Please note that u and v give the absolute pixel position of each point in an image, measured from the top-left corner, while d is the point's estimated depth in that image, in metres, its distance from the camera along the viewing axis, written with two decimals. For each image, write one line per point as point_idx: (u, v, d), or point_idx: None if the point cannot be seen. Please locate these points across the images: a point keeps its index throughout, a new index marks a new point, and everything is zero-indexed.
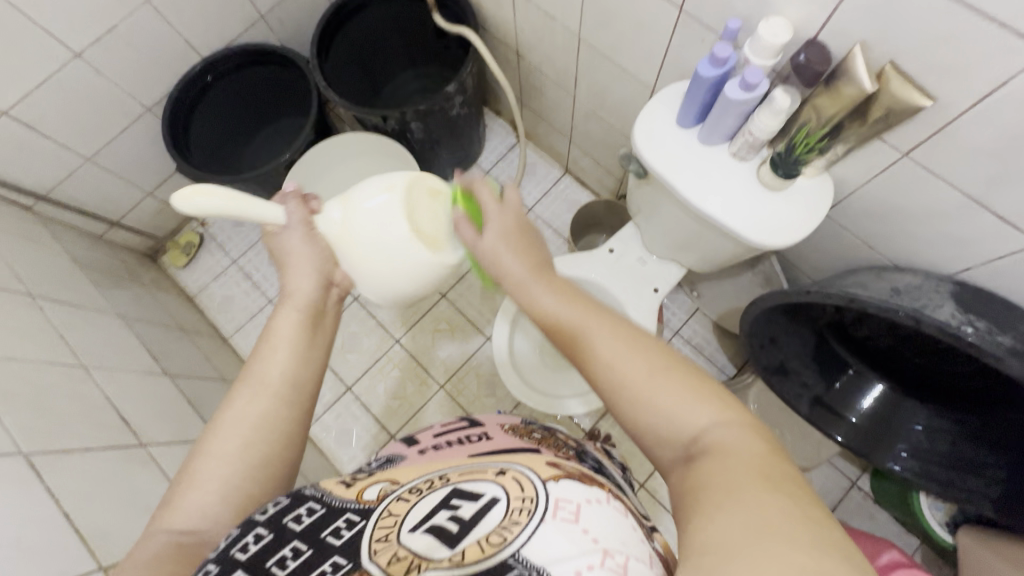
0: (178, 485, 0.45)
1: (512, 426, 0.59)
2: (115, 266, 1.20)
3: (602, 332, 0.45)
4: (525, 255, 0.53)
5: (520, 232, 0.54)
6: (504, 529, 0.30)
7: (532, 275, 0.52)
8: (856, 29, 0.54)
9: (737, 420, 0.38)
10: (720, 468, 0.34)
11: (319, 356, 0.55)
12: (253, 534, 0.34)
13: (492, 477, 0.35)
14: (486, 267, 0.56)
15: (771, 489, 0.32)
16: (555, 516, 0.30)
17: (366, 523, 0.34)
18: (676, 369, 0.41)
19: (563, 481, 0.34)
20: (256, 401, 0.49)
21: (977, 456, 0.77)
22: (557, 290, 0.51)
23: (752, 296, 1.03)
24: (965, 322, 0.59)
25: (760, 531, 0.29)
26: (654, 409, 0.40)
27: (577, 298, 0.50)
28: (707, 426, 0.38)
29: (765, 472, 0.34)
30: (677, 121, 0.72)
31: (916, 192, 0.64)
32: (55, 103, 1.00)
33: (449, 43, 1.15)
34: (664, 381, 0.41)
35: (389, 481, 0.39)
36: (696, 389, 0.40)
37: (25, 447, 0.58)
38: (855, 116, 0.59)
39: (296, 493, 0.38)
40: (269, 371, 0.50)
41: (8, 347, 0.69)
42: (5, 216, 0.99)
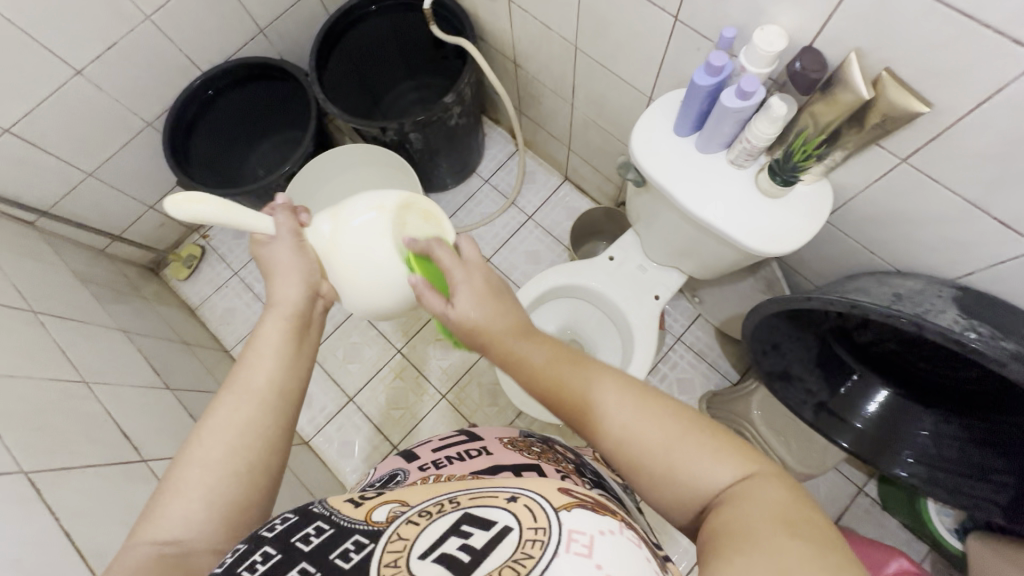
0: (160, 492, 0.44)
1: (511, 440, 0.58)
2: (117, 280, 1.21)
3: (610, 393, 0.45)
4: (501, 316, 0.52)
5: (496, 291, 0.54)
6: (516, 562, 0.30)
7: (515, 336, 0.52)
8: (851, 37, 0.54)
9: (758, 469, 0.39)
10: (743, 515, 0.35)
11: (304, 363, 0.54)
12: (261, 552, 0.34)
13: (503, 505, 0.34)
14: (461, 336, 0.54)
15: (792, 534, 0.32)
16: (568, 549, 0.30)
17: (375, 545, 0.33)
18: (689, 427, 0.42)
19: (575, 509, 0.33)
20: (240, 408, 0.48)
21: (985, 462, 0.77)
22: (557, 353, 0.50)
23: (753, 302, 1.02)
24: (968, 327, 0.59)
25: (783, 573, 0.30)
26: (675, 466, 0.40)
27: (573, 358, 0.49)
28: (729, 483, 0.38)
29: (787, 517, 0.34)
30: (674, 129, 0.72)
31: (916, 198, 0.64)
32: (57, 120, 1.01)
33: (447, 53, 1.16)
34: (683, 446, 0.41)
35: (399, 502, 0.38)
36: (712, 440, 0.41)
37: (26, 465, 0.58)
38: (852, 123, 0.59)
39: (305, 511, 0.38)
40: (255, 378, 0.50)
41: (9, 364, 0.69)
42: (7, 233, 1.00)
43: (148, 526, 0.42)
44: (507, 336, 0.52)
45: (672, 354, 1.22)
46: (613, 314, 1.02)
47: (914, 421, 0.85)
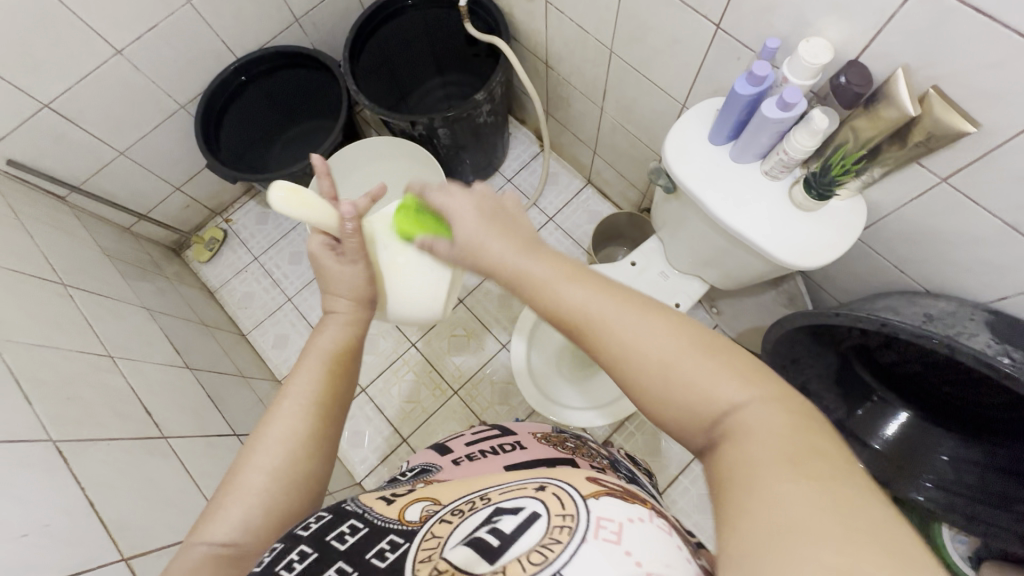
0: (222, 496, 0.45)
1: (544, 435, 0.58)
2: (141, 258, 1.22)
3: (619, 312, 0.40)
4: (506, 235, 0.48)
5: (494, 212, 0.50)
6: (545, 547, 0.29)
7: (522, 254, 0.46)
8: (899, 52, 0.54)
9: (763, 393, 0.35)
10: (750, 454, 0.32)
11: (355, 370, 0.56)
12: (297, 551, 0.34)
13: (531, 493, 0.34)
14: (468, 260, 0.50)
15: (802, 473, 0.30)
16: (597, 536, 0.29)
17: (410, 545, 0.33)
18: (694, 347, 0.38)
19: (604, 498, 0.33)
20: (303, 415, 0.49)
21: (1006, 490, 0.75)
22: (577, 278, 0.43)
23: (774, 316, 1.02)
24: (1001, 352, 0.58)
25: (792, 528, 0.27)
26: (678, 385, 0.37)
27: (579, 274, 0.44)
28: (733, 405, 0.35)
29: (796, 453, 0.31)
30: (709, 137, 0.72)
31: (954, 218, 0.63)
32: (94, 97, 1.02)
33: (479, 51, 1.16)
34: (690, 360, 0.37)
35: (432, 499, 0.39)
36: (717, 361, 0.37)
37: (55, 434, 0.59)
38: (894, 139, 0.58)
39: (337, 509, 0.39)
40: (312, 383, 0.51)
41: (40, 335, 0.71)
42: (38, 206, 1.01)
43: (206, 527, 0.43)
44: (506, 255, 0.47)
45: None
46: None
47: (934, 445, 0.84)
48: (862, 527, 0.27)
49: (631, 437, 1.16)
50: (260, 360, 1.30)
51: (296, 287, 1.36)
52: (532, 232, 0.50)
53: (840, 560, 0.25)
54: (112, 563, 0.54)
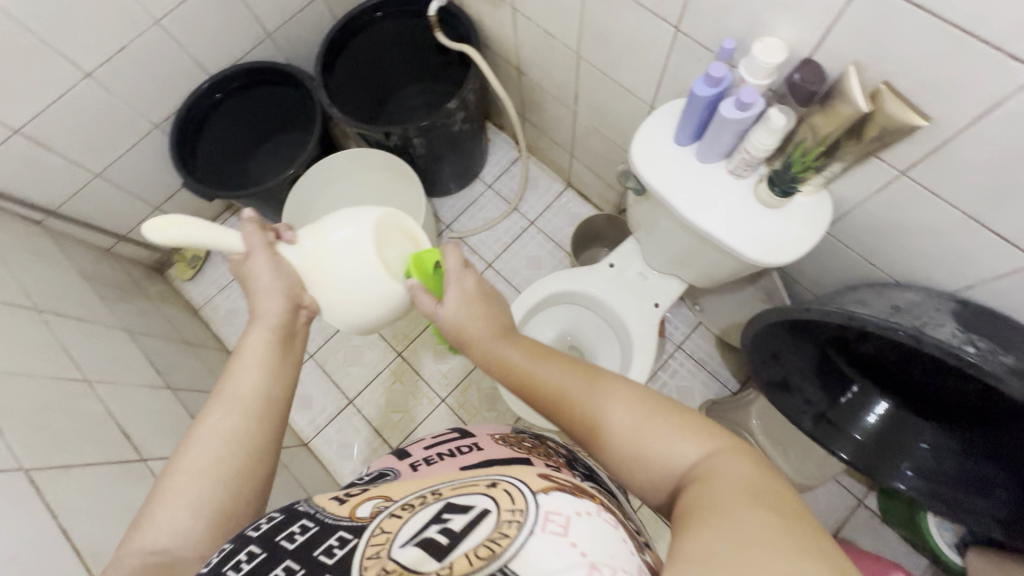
0: (152, 498, 0.46)
1: (503, 436, 0.58)
2: (122, 280, 1.22)
3: (588, 388, 0.47)
4: (488, 321, 0.55)
5: (481, 296, 0.56)
6: (493, 541, 0.30)
7: (498, 340, 0.54)
8: (850, 48, 0.54)
9: (722, 445, 0.40)
10: (712, 490, 0.35)
11: (289, 372, 0.56)
12: (246, 551, 0.34)
13: (483, 489, 0.35)
14: (447, 333, 0.57)
15: (761, 506, 0.33)
16: (544, 529, 0.30)
17: (359, 541, 0.33)
18: (661, 410, 0.43)
19: (554, 493, 0.34)
20: (228, 416, 0.50)
21: (984, 476, 0.76)
22: (545, 358, 0.52)
23: (753, 311, 1.02)
24: (966, 341, 0.59)
25: (747, 546, 0.30)
26: (646, 445, 0.42)
27: (553, 357, 0.52)
28: (694, 461, 0.39)
29: (751, 489, 0.34)
30: (674, 138, 0.72)
31: (916, 210, 0.63)
32: (66, 121, 1.02)
33: (452, 59, 1.17)
34: (652, 426, 0.42)
35: (383, 497, 0.39)
36: (680, 423, 0.42)
37: (26, 463, 0.59)
38: (850, 135, 0.58)
39: (290, 510, 0.39)
40: (238, 386, 0.52)
41: (13, 364, 0.70)
42: (13, 231, 1.01)
43: (138, 535, 0.44)
44: (485, 338, 0.55)
45: (672, 362, 1.22)
46: (613, 321, 1.02)
47: (914, 433, 0.85)
48: (805, 549, 0.30)
49: None
50: None
51: None
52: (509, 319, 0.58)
53: (785, 570, 0.28)
54: None
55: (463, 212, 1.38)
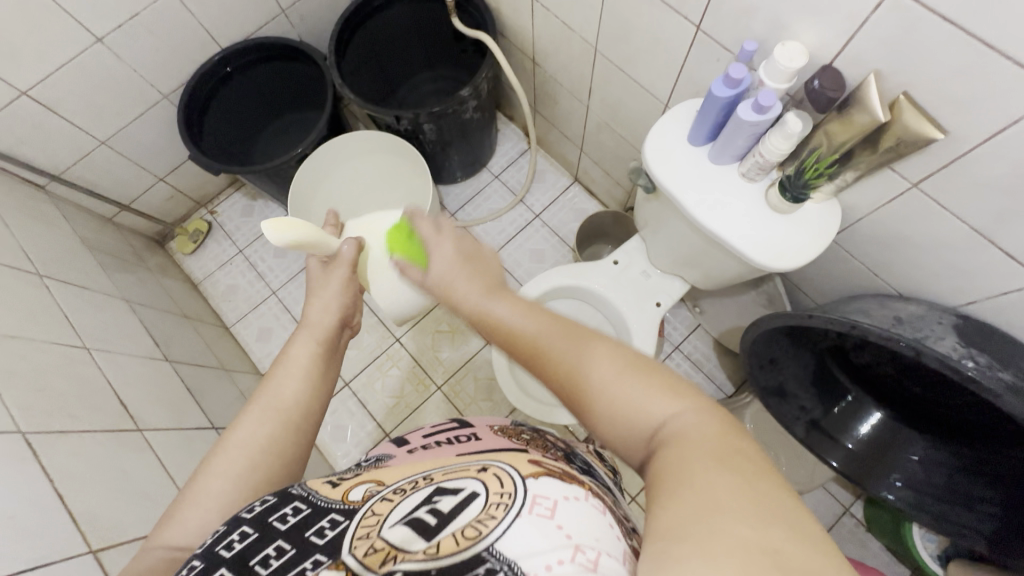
0: (184, 494, 0.46)
1: (501, 427, 0.58)
2: (124, 250, 1.21)
3: (561, 338, 0.45)
4: (474, 278, 0.53)
5: (471, 255, 0.56)
6: (479, 523, 0.30)
7: (486, 296, 0.51)
8: (872, 57, 0.54)
9: (694, 404, 0.38)
10: (679, 452, 0.34)
11: (328, 383, 0.57)
12: (239, 531, 0.35)
13: (473, 474, 0.35)
14: (439, 296, 0.56)
15: (730, 470, 0.32)
16: (531, 511, 0.30)
17: (348, 523, 0.33)
18: (632, 364, 0.41)
19: (543, 478, 0.34)
20: (268, 423, 0.50)
21: (972, 490, 0.77)
22: (522, 307, 0.49)
23: (754, 316, 1.03)
24: (965, 356, 0.59)
25: (713, 513, 0.29)
26: (615, 401, 0.40)
27: (531, 306, 0.49)
28: (663, 419, 0.37)
29: (718, 453, 0.33)
30: (688, 138, 0.72)
31: (924, 223, 0.64)
32: (74, 86, 1.01)
33: (467, 46, 1.16)
34: (622, 382, 0.40)
35: (375, 482, 0.39)
36: (650, 380, 0.40)
37: (24, 425, 0.59)
38: (866, 144, 0.59)
39: (283, 492, 0.38)
40: (282, 394, 0.52)
41: (13, 327, 0.70)
42: (16, 195, 1.00)
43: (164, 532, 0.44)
44: (472, 296, 0.52)
45: (669, 362, 1.22)
46: (613, 318, 1.02)
47: (905, 445, 0.85)
48: (770, 515, 0.29)
49: None
50: (243, 353, 1.29)
51: (281, 280, 1.35)
52: (502, 277, 0.55)
53: (750, 536, 0.27)
54: (79, 555, 0.54)
55: (469, 201, 1.38)
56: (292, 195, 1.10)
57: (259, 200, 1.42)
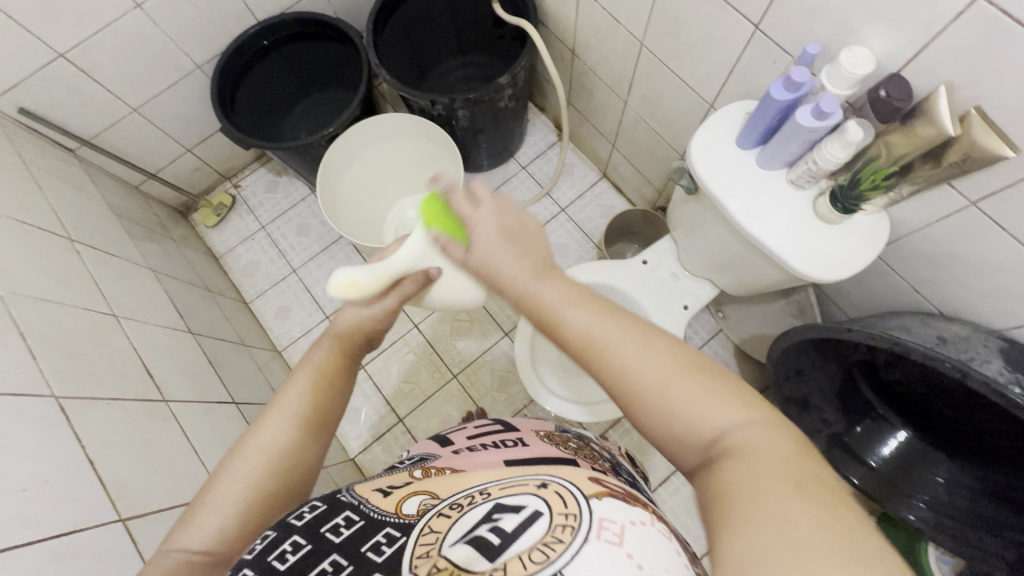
0: (200, 498, 0.47)
1: (547, 434, 0.63)
2: (149, 219, 1.21)
3: (615, 332, 0.43)
4: (521, 255, 0.48)
5: (514, 230, 0.49)
6: (546, 547, 0.29)
7: (534, 279, 0.47)
8: (944, 68, 0.52)
9: (759, 415, 0.38)
10: (746, 470, 0.34)
11: (346, 390, 0.56)
12: (290, 542, 0.34)
13: (533, 490, 0.34)
14: (483, 278, 0.51)
15: (803, 493, 0.32)
16: (599, 536, 0.30)
17: (406, 540, 0.33)
18: (692, 368, 0.40)
19: (606, 500, 0.34)
20: (283, 427, 0.50)
21: (996, 516, 0.75)
22: (575, 299, 0.45)
23: (781, 325, 1.01)
24: (1014, 381, 0.58)
25: (792, 549, 0.29)
26: (674, 404, 0.39)
27: (584, 297, 0.46)
28: (727, 427, 0.37)
29: (792, 475, 0.33)
30: (737, 140, 0.70)
31: (978, 242, 0.62)
32: (110, 51, 1.00)
33: (505, 32, 1.14)
34: (681, 386, 0.39)
35: (429, 493, 0.39)
36: (712, 385, 0.39)
37: (57, 390, 0.59)
38: (928, 158, 0.57)
39: (331, 501, 0.39)
40: (298, 398, 0.51)
41: (46, 290, 0.70)
42: (47, 157, 1.00)
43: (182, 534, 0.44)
44: (519, 278, 0.47)
45: None
46: None
47: (929, 466, 0.84)
48: (851, 546, 0.29)
49: (625, 435, 1.18)
50: (262, 329, 1.29)
51: (302, 259, 1.35)
52: (549, 249, 0.50)
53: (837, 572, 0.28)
54: (110, 524, 0.54)
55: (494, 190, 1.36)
56: (321, 175, 1.08)
57: (284, 176, 1.41)
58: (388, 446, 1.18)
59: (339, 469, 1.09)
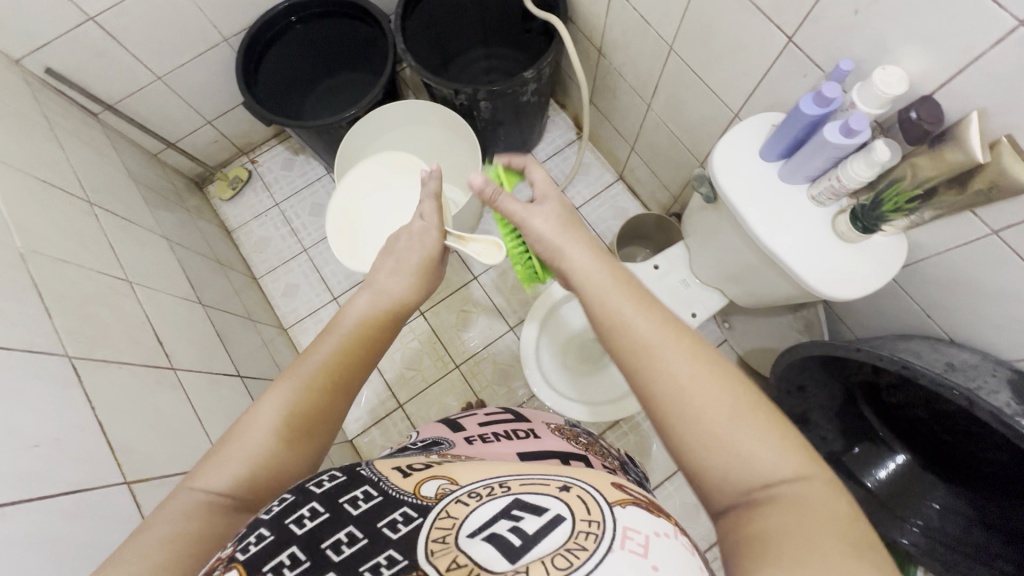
0: (220, 447, 0.46)
1: (558, 427, 0.66)
2: (165, 187, 1.21)
3: (684, 352, 0.41)
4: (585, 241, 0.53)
5: (570, 220, 0.55)
6: (569, 553, 0.30)
7: (600, 270, 0.49)
8: (979, 95, 0.52)
9: (816, 476, 0.36)
10: (795, 520, 0.32)
11: (374, 355, 0.55)
12: (309, 508, 0.35)
13: (554, 492, 0.35)
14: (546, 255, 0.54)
15: (856, 556, 0.30)
16: (623, 546, 0.30)
17: (423, 521, 0.34)
18: (757, 409, 0.38)
19: (629, 508, 0.35)
20: (309, 380, 0.49)
21: (985, 544, 0.75)
22: (641, 306, 0.45)
23: (787, 339, 1.01)
24: (1021, 413, 0.58)
25: None
26: (727, 440, 0.37)
27: (646, 303, 0.45)
28: (779, 478, 0.36)
29: (846, 537, 0.31)
30: (760, 151, 0.70)
31: (995, 272, 0.62)
32: (139, 18, 1.00)
33: (533, 27, 1.13)
34: (745, 425, 0.37)
35: (448, 478, 0.40)
36: (775, 433, 0.37)
37: (71, 350, 0.60)
38: (954, 183, 0.57)
39: (352, 473, 0.39)
40: (328, 354, 0.51)
41: (64, 251, 0.71)
42: (70, 119, 1.00)
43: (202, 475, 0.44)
44: (585, 261, 0.51)
45: None
46: None
47: (925, 491, 0.84)
48: None
49: (622, 437, 1.18)
50: (269, 305, 1.30)
51: (313, 239, 1.36)
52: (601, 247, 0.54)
53: None
54: (115, 485, 0.55)
55: None
56: (339, 158, 1.10)
57: (301, 155, 1.42)
58: (386, 430, 1.19)
59: (337, 450, 1.10)
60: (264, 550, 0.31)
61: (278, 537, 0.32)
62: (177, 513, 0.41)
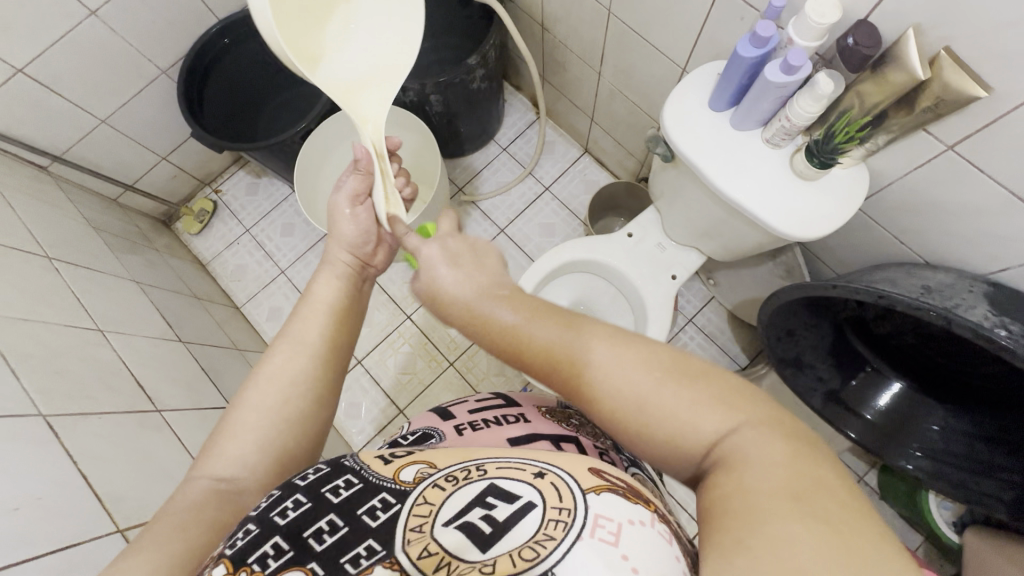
0: (215, 435, 0.48)
1: (548, 410, 0.65)
2: (130, 231, 1.20)
3: (592, 343, 0.39)
4: (477, 273, 0.47)
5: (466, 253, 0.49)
6: (538, 543, 0.30)
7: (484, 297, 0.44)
8: (911, 11, 0.51)
9: (752, 418, 0.34)
10: (745, 482, 0.30)
11: (354, 329, 0.58)
12: (293, 499, 0.35)
13: (529, 479, 0.34)
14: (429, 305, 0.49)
15: (814, 519, 0.28)
16: (594, 534, 0.30)
17: (401, 507, 0.33)
18: (686, 375, 0.36)
19: (605, 494, 0.32)
20: (298, 357, 0.51)
21: (993, 459, 0.75)
22: (542, 315, 0.42)
23: (771, 287, 1.01)
24: (998, 324, 0.57)
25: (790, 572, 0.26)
26: (657, 420, 0.35)
27: (549, 311, 0.42)
28: (718, 436, 0.34)
29: (793, 488, 0.29)
30: (709, 103, 0.69)
31: (959, 187, 0.61)
32: (70, 62, 0.98)
33: (472, 12, 1.11)
34: (671, 391, 0.35)
35: (427, 462, 0.38)
36: (704, 390, 0.35)
37: (44, 408, 0.59)
38: (900, 105, 0.56)
39: (336, 462, 0.38)
40: (308, 332, 0.53)
41: (28, 310, 0.69)
42: (19, 176, 0.98)
43: (206, 462, 0.46)
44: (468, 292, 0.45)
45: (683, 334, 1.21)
46: (628, 292, 1.00)
47: (925, 415, 0.84)
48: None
49: None
50: (254, 331, 1.29)
51: (289, 259, 1.34)
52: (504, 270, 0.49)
53: None
54: (108, 535, 0.55)
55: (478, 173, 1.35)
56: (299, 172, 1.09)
57: (263, 177, 1.40)
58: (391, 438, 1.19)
59: None
60: (249, 542, 0.32)
61: (261, 529, 0.33)
62: (189, 505, 0.43)
